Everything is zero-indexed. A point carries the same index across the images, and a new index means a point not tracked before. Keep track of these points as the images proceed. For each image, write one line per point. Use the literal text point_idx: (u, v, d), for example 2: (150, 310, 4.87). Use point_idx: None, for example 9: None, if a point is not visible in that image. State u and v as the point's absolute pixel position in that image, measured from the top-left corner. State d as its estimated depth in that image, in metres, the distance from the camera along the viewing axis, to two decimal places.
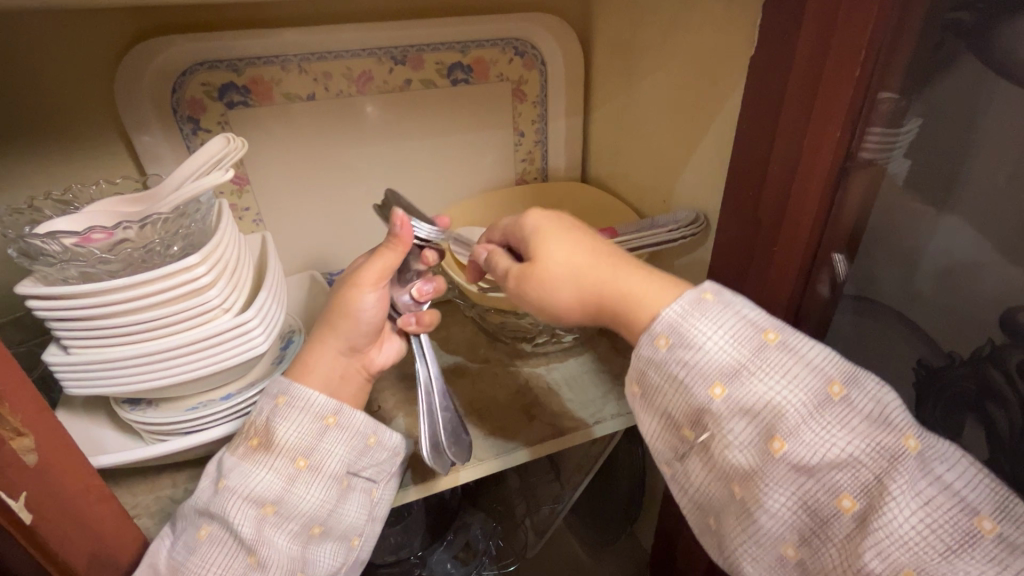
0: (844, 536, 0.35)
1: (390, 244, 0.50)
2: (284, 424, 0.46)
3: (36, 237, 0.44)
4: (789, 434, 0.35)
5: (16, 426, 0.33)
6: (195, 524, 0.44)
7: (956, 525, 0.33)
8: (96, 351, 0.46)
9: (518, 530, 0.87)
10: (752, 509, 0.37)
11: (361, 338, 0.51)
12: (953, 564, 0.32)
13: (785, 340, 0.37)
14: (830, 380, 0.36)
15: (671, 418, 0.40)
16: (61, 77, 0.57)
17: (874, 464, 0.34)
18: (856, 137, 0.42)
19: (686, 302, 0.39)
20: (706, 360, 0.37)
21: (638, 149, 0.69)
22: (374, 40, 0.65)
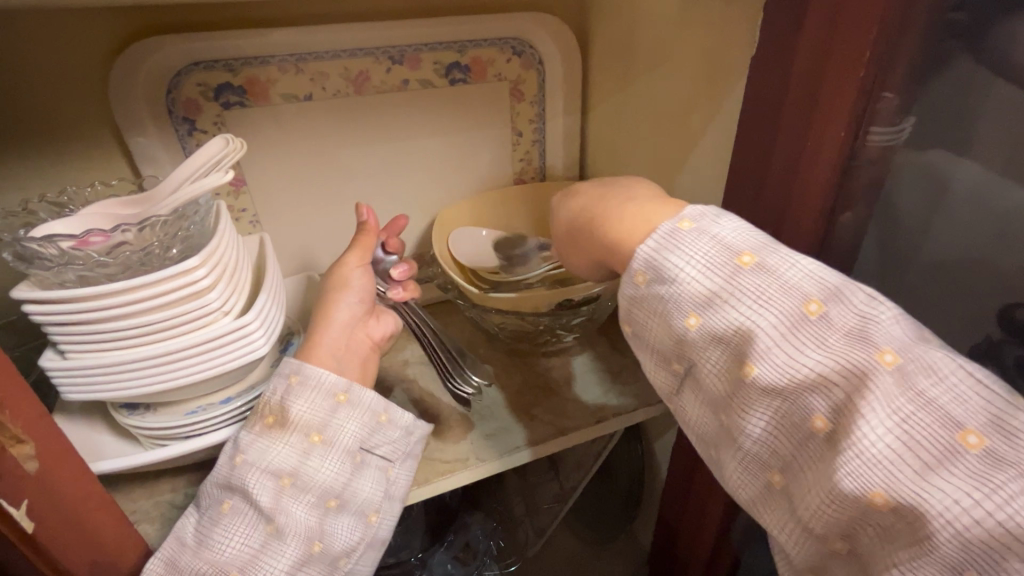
0: (818, 461, 0.31)
1: (360, 229, 0.55)
2: (297, 401, 0.45)
3: (31, 241, 0.43)
4: (758, 356, 0.32)
5: (16, 433, 0.33)
6: (219, 499, 0.44)
7: (934, 442, 0.27)
8: (93, 355, 0.46)
9: (518, 529, 0.87)
10: (736, 436, 0.35)
11: (360, 311, 0.52)
12: (931, 483, 0.27)
13: (763, 261, 0.34)
14: (806, 298, 0.32)
15: (658, 352, 0.38)
16: (54, 77, 0.57)
17: (844, 383, 0.30)
18: (858, 139, 0.41)
19: (660, 234, 0.37)
20: (679, 291, 0.35)
21: (636, 148, 0.69)
22: (372, 40, 0.65)
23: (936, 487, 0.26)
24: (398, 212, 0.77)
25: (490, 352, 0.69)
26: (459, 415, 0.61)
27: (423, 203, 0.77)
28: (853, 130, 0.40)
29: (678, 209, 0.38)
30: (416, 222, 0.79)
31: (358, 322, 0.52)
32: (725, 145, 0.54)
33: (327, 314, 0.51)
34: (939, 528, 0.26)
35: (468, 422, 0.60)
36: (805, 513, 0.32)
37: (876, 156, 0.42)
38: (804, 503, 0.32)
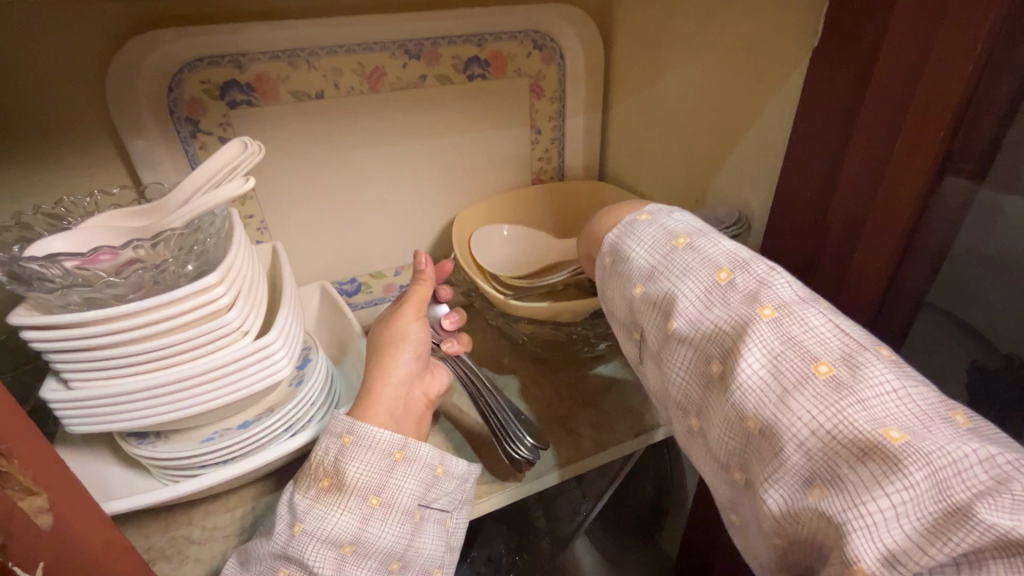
0: (715, 400, 0.35)
1: (416, 279, 0.54)
2: (353, 463, 0.42)
3: (31, 261, 0.39)
4: (676, 313, 0.37)
5: (27, 485, 0.28)
6: (272, 568, 0.40)
7: (795, 372, 0.31)
8: (100, 383, 0.42)
9: (537, 542, 0.82)
10: (665, 385, 0.39)
11: (418, 366, 0.51)
12: (788, 405, 0.31)
13: (694, 242, 0.39)
14: (717, 268, 0.37)
15: (620, 322, 0.43)
16: (45, 76, 0.52)
17: (733, 331, 0.34)
18: (957, 137, 0.38)
19: (623, 224, 0.44)
20: (629, 267, 0.42)
21: (665, 147, 0.66)
22: (388, 33, 0.61)
23: (792, 407, 0.30)
24: (414, 215, 0.73)
25: (517, 362, 0.66)
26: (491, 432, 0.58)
27: (441, 205, 0.74)
28: (946, 128, 0.37)
29: (642, 206, 0.45)
30: (433, 226, 0.75)
31: (415, 380, 0.50)
32: (773, 143, 0.51)
33: (385, 368, 0.49)
34: (789, 441, 0.30)
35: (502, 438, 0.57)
36: (712, 448, 0.36)
37: (972, 153, 0.40)
38: (709, 437, 0.36)
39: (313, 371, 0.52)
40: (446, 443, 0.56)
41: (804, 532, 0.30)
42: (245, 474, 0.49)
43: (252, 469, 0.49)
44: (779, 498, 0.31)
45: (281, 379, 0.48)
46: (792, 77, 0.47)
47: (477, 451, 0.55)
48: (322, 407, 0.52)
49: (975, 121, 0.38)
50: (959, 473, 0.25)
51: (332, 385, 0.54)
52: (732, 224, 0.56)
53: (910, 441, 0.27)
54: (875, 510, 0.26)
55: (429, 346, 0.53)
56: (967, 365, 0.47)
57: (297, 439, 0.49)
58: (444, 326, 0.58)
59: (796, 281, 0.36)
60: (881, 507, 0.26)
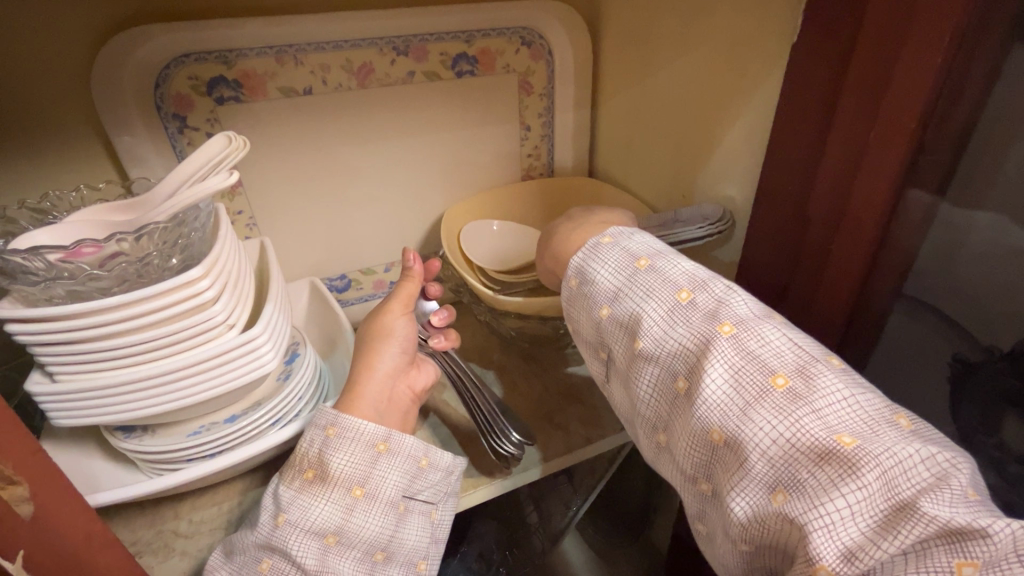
0: (682, 414, 0.36)
1: (404, 276, 0.53)
2: (337, 454, 0.43)
3: (14, 254, 0.38)
4: (642, 332, 0.38)
5: (7, 474, 0.29)
6: (256, 558, 0.41)
7: (754, 385, 0.32)
8: (86, 377, 0.42)
9: (531, 538, 0.82)
10: (635, 402, 0.40)
11: (404, 361, 0.51)
12: (749, 417, 0.32)
13: (655, 264, 0.41)
14: (678, 288, 0.38)
15: (587, 342, 0.45)
16: (31, 70, 0.52)
17: (695, 348, 0.35)
18: (928, 130, 0.38)
19: (587, 248, 0.45)
20: (595, 289, 0.43)
21: (652, 143, 0.67)
22: (375, 30, 0.61)
23: (754, 419, 0.31)
24: (403, 213, 0.73)
25: (506, 357, 0.67)
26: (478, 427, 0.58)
27: (430, 201, 0.74)
28: (922, 122, 0.37)
29: (606, 229, 0.46)
30: (422, 223, 0.75)
31: (400, 375, 0.50)
32: (756, 138, 0.52)
33: (370, 364, 0.49)
34: (751, 451, 0.31)
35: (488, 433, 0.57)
36: (679, 460, 0.36)
37: (949, 145, 0.40)
38: (676, 451, 0.36)
39: (301, 366, 0.52)
40: (433, 439, 0.56)
41: (768, 538, 0.31)
42: (234, 467, 0.49)
43: (240, 463, 0.49)
44: (744, 505, 0.31)
45: (268, 373, 0.48)
46: (774, 72, 0.48)
47: (463, 446, 0.55)
48: (309, 401, 0.52)
49: (947, 115, 0.39)
50: (905, 472, 0.27)
51: (320, 380, 0.55)
52: (718, 219, 0.57)
53: (861, 445, 0.28)
54: (833, 510, 0.27)
55: (416, 341, 0.53)
56: (949, 358, 0.48)
57: (285, 432, 0.49)
58: (432, 322, 0.58)
59: (753, 297, 0.37)
60: (838, 508, 0.27)
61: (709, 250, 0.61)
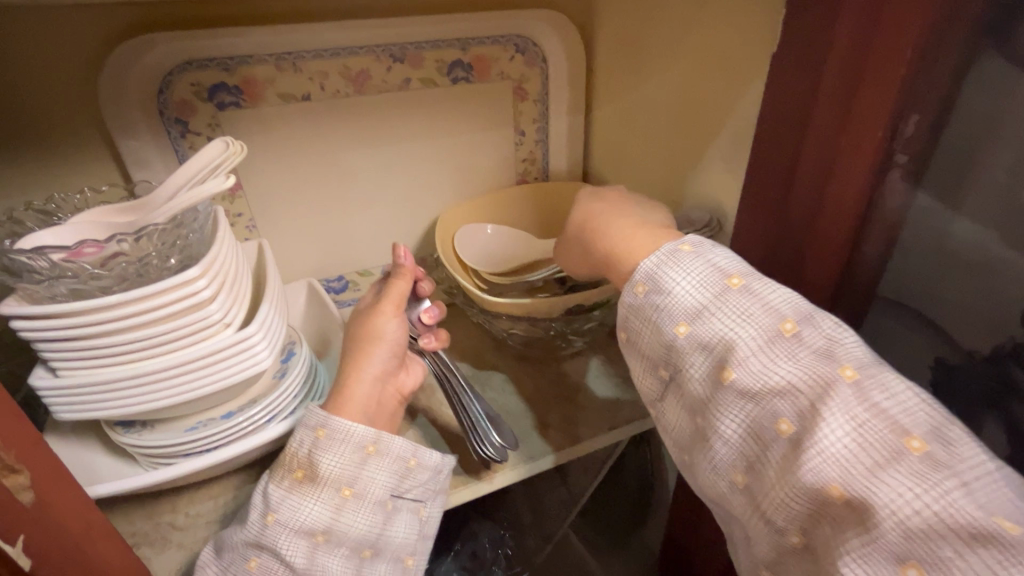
0: (781, 460, 0.34)
1: (397, 275, 0.54)
2: (326, 454, 0.44)
3: (19, 253, 0.40)
4: (736, 362, 0.36)
5: (8, 461, 0.30)
6: (244, 556, 0.42)
7: (884, 444, 0.31)
8: (87, 372, 0.43)
9: (525, 538, 0.83)
10: (710, 436, 0.38)
11: (393, 363, 0.52)
12: (879, 478, 0.30)
13: (748, 284, 0.38)
14: (782, 318, 0.36)
15: (650, 357, 0.42)
16: (40, 76, 0.54)
17: (809, 390, 0.34)
18: (894, 138, 0.40)
19: (662, 252, 0.41)
20: (674, 302, 0.40)
21: (643, 149, 0.68)
22: (372, 38, 0.63)
23: (884, 481, 0.30)
24: (399, 217, 0.75)
25: (499, 358, 0.68)
26: None
27: (426, 205, 0.75)
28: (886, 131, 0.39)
29: (681, 236, 0.43)
30: (418, 226, 0.77)
31: (389, 377, 0.51)
32: (740, 145, 0.53)
33: (358, 365, 0.50)
34: (883, 517, 0.29)
35: None
36: (766, 507, 0.35)
37: (916, 154, 0.42)
38: (765, 496, 0.35)
39: (296, 364, 0.54)
40: (422, 439, 0.57)
41: None
42: (230, 462, 0.51)
43: (236, 457, 0.50)
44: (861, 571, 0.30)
45: (264, 370, 0.50)
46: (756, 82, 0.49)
47: (454, 444, 0.57)
48: (304, 399, 0.53)
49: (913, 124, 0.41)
50: None
51: (315, 378, 0.56)
52: (704, 224, 0.58)
53: None
54: None
55: (406, 343, 0.53)
56: (932, 361, 0.49)
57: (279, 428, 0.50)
58: (424, 320, 0.58)
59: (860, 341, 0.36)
60: None
61: None
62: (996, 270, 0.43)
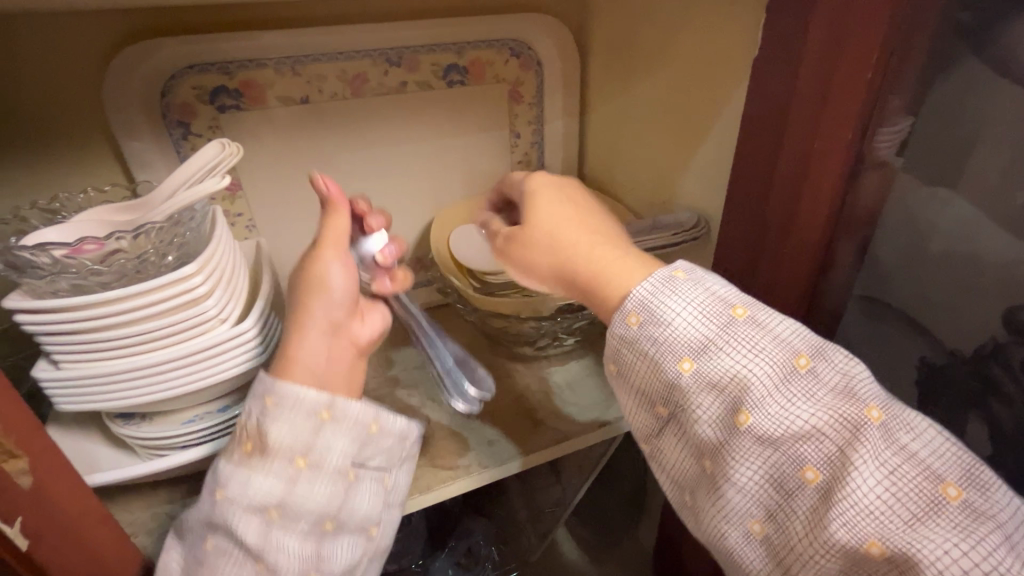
0: (809, 510, 0.34)
1: (329, 210, 0.49)
2: (275, 425, 0.43)
3: (23, 249, 0.42)
4: (753, 405, 0.35)
5: (8, 448, 0.32)
6: (201, 536, 0.43)
7: (921, 495, 0.32)
8: (87, 366, 0.45)
9: (520, 535, 0.85)
10: (722, 482, 0.37)
11: (343, 313, 0.48)
12: (918, 533, 0.31)
13: (753, 315, 0.37)
14: (797, 353, 0.36)
15: (645, 393, 0.40)
16: (47, 79, 0.56)
17: (836, 435, 0.33)
18: (867, 139, 0.41)
19: (655, 280, 0.39)
20: (675, 336, 0.37)
21: (635, 152, 0.69)
22: (369, 42, 0.64)
23: (924, 536, 0.31)
24: (395, 216, 0.76)
25: (492, 356, 0.69)
26: (459, 423, 0.61)
27: (423, 205, 0.77)
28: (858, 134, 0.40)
29: (670, 260, 0.41)
30: (415, 227, 0.78)
31: (339, 331, 0.48)
32: (727, 147, 0.54)
33: (302, 323, 0.46)
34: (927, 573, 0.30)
35: (470, 430, 0.60)
36: (793, 556, 0.35)
37: (884, 159, 0.43)
38: (792, 546, 0.35)
39: None
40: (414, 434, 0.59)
41: None
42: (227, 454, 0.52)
43: None
44: None
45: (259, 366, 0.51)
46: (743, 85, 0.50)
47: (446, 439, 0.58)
48: None
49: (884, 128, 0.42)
50: None
51: None
52: (693, 226, 0.59)
53: None
54: None
55: (357, 287, 0.49)
56: (917, 361, 0.50)
57: None
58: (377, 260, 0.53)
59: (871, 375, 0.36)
60: None
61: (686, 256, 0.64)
62: (975, 274, 0.44)
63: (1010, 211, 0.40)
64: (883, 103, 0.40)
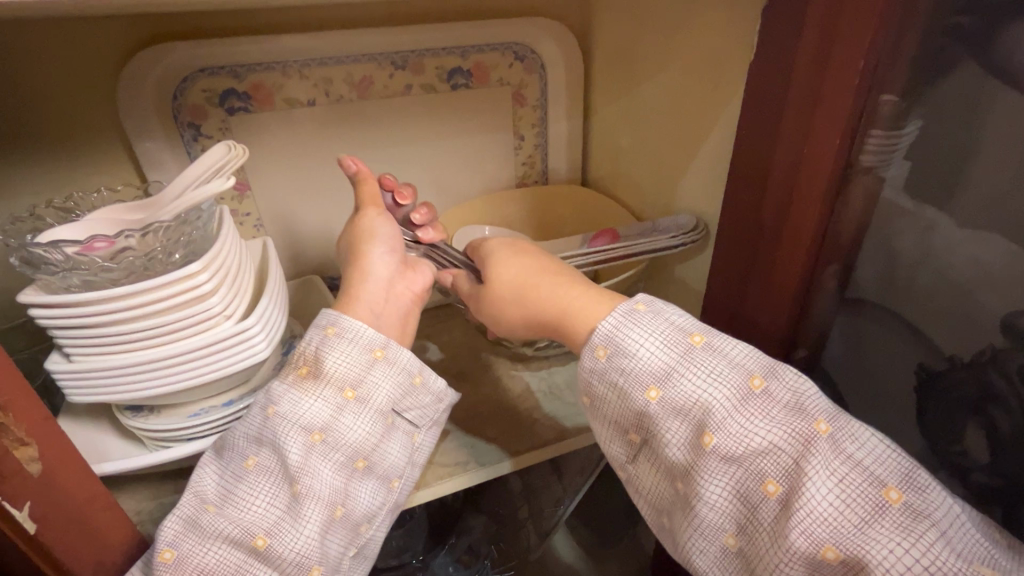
0: (771, 522, 0.35)
1: (358, 180, 0.56)
2: (332, 354, 0.45)
3: (37, 246, 0.44)
4: (715, 425, 0.36)
5: (19, 436, 0.33)
6: (243, 454, 0.44)
7: (868, 500, 0.34)
8: (97, 359, 0.46)
9: (520, 533, 0.85)
10: (692, 502, 0.38)
11: (394, 259, 0.52)
12: (867, 535, 0.33)
13: (710, 341, 0.39)
14: (750, 375, 0.38)
15: (618, 422, 0.42)
16: (65, 82, 0.58)
17: (790, 449, 0.35)
18: (855, 144, 0.43)
19: (619, 313, 0.41)
20: (641, 366, 0.39)
21: (637, 155, 0.70)
22: (374, 46, 0.66)
23: (872, 538, 0.33)
24: None
25: (492, 355, 0.70)
26: (457, 421, 0.62)
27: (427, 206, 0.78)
28: (848, 139, 0.41)
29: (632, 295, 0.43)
30: None
31: (395, 274, 0.51)
32: (725, 152, 0.55)
33: (363, 267, 0.50)
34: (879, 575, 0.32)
35: (469, 428, 0.61)
36: (761, 569, 0.36)
37: (874, 163, 0.44)
38: (759, 559, 0.36)
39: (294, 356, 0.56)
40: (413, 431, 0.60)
41: None
42: None
43: None
44: None
45: (262, 362, 0.52)
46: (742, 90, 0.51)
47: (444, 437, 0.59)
48: None
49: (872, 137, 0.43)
50: None
51: None
52: (692, 229, 0.60)
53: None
54: None
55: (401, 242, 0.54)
56: (915, 367, 0.49)
57: None
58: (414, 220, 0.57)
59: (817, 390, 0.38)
60: None
61: (684, 260, 0.64)
62: (973, 279, 0.43)
63: (1014, 217, 0.39)
64: (873, 107, 0.41)
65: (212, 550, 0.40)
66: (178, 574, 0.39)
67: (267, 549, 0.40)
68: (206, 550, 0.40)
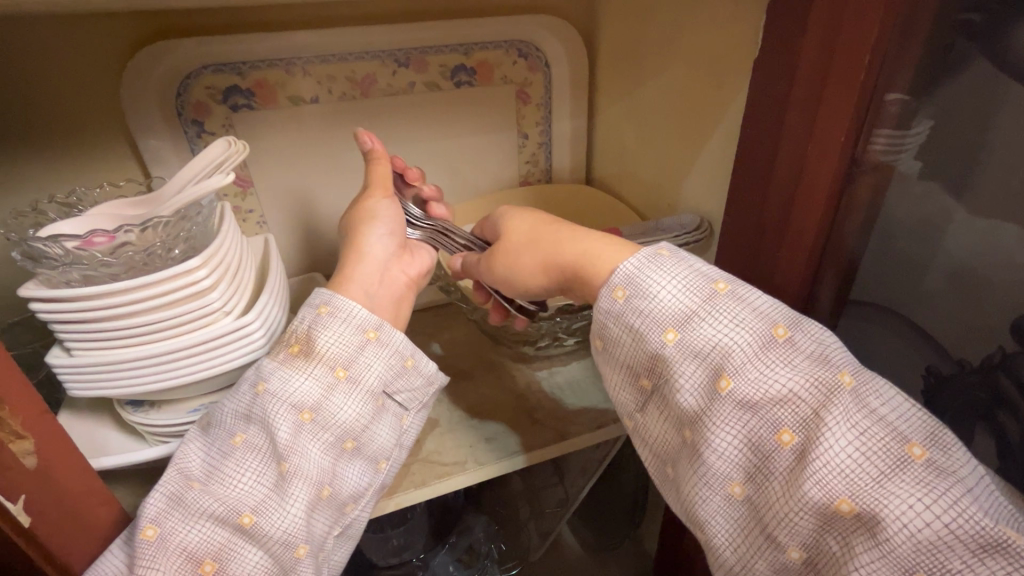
0: (784, 471, 0.35)
1: (372, 158, 0.55)
2: (325, 332, 0.45)
3: (37, 241, 0.44)
4: (732, 370, 0.36)
5: (15, 429, 0.33)
6: (229, 431, 0.43)
7: (889, 454, 0.32)
8: (96, 354, 0.46)
9: (522, 532, 0.86)
10: (701, 449, 0.37)
11: (393, 243, 0.52)
12: (886, 488, 0.32)
13: (734, 289, 0.39)
14: (774, 323, 0.37)
15: (630, 368, 0.41)
16: (69, 78, 0.58)
17: (811, 398, 0.34)
18: (860, 142, 0.42)
19: (642, 257, 0.41)
20: (660, 308, 0.39)
21: (641, 153, 0.69)
22: (377, 43, 0.65)
23: (890, 492, 0.31)
24: None
25: (494, 354, 0.70)
26: (458, 420, 0.62)
27: None
28: (853, 138, 0.41)
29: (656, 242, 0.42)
30: None
31: (391, 258, 0.52)
32: (729, 150, 0.54)
33: (359, 249, 0.51)
34: (896, 527, 0.31)
35: (468, 427, 0.61)
36: (770, 520, 0.35)
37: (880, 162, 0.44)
38: (768, 507, 0.35)
39: None
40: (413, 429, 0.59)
41: None
42: None
43: None
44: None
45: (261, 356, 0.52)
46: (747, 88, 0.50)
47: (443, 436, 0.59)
48: None
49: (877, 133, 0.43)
50: None
51: None
52: (697, 228, 0.59)
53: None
54: None
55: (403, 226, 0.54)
56: (923, 371, 0.48)
57: None
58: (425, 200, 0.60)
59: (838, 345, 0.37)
60: None
61: None
62: (983, 281, 0.42)
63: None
64: (879, 105, 0.41)
65: (195, 528, 0.39)
66: (160, 551, 0.38)
67: (253, 526, 0.40)
68: (189, 529, 0.39)
